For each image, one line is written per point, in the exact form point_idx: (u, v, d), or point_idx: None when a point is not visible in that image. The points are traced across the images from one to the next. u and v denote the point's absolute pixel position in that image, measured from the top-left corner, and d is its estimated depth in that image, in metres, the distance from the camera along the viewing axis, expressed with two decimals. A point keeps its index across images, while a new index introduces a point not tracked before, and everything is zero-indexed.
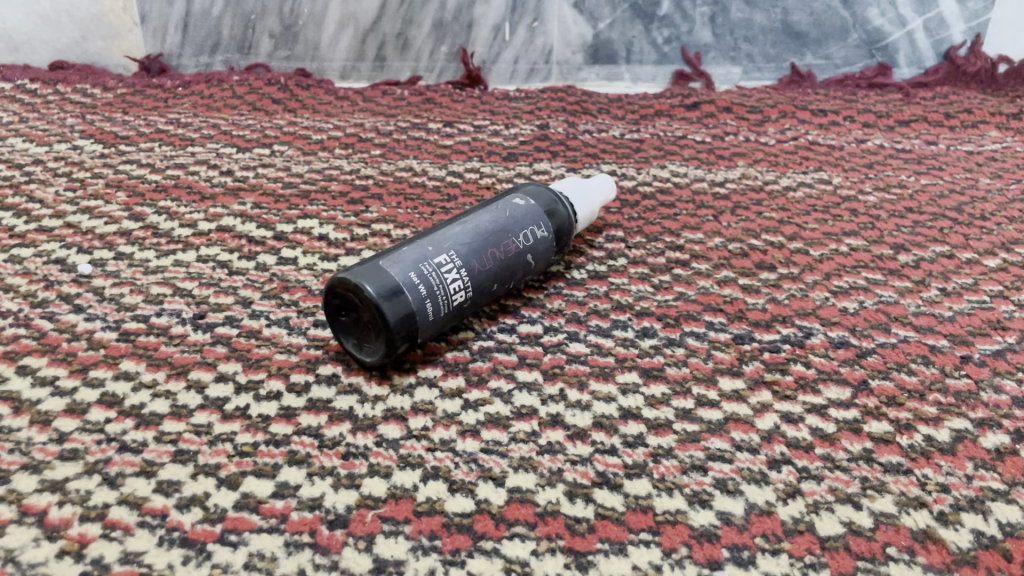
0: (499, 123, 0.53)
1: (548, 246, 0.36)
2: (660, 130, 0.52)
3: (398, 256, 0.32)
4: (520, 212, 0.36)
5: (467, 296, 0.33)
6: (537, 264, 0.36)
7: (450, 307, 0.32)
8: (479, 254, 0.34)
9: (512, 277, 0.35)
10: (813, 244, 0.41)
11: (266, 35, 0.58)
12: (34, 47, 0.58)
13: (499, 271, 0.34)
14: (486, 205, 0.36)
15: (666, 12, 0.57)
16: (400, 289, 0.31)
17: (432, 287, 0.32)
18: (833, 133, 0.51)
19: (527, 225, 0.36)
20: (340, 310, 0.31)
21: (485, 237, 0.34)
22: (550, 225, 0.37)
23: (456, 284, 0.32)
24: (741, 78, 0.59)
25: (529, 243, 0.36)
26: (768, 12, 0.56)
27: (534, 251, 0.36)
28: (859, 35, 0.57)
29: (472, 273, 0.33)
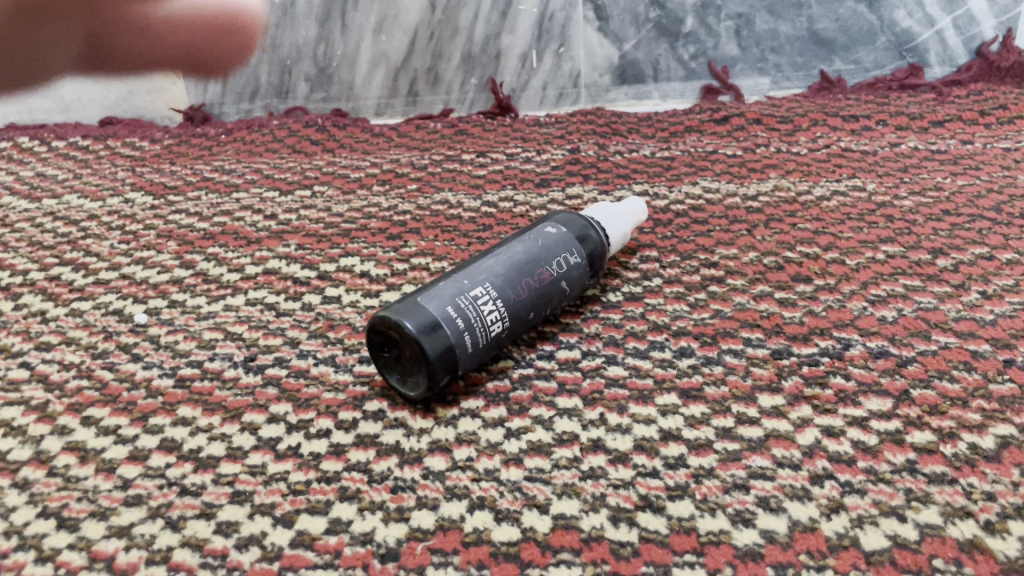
0: (531, 149, 0.54)
1: (583, 271, 0.37)
2: (691, 146, 0.53)
3: (435, 291, 0.33)
4: (553, 240, 0.37)
5: (505, 326, 0.34)
6: (573, 290, 0.37)
7: (488, 339, 0.33)
8: (515, 284, 0.34)
9: (548, 304, 0.36)
10: (849, 253, 0.41)
11: (302, 79, 0.60)
12: (84, 105, 0.61)
13: (535, 300, 0.35)
14: (520, 236, 0.37)
15: (691, 29, 0.57)
16: (438, 323, 0.31)
17: (470, 319, 0.32)
18: (866, 139, 0.51)
19: (560, 252, 0.36)
20: (381, 346, 0.32)
21: (519, 267, 0.35)
22: (583, 252, 0.37)
23: (493, 315, 0.33)
24: (771, 88, 0.59)
25: (564, 270, 0.36)
26: (793, 21, 0.56)
27: (568, 278, 0.36)
28: (887, 37, 0.56)
29: (508, 303, 0.34)
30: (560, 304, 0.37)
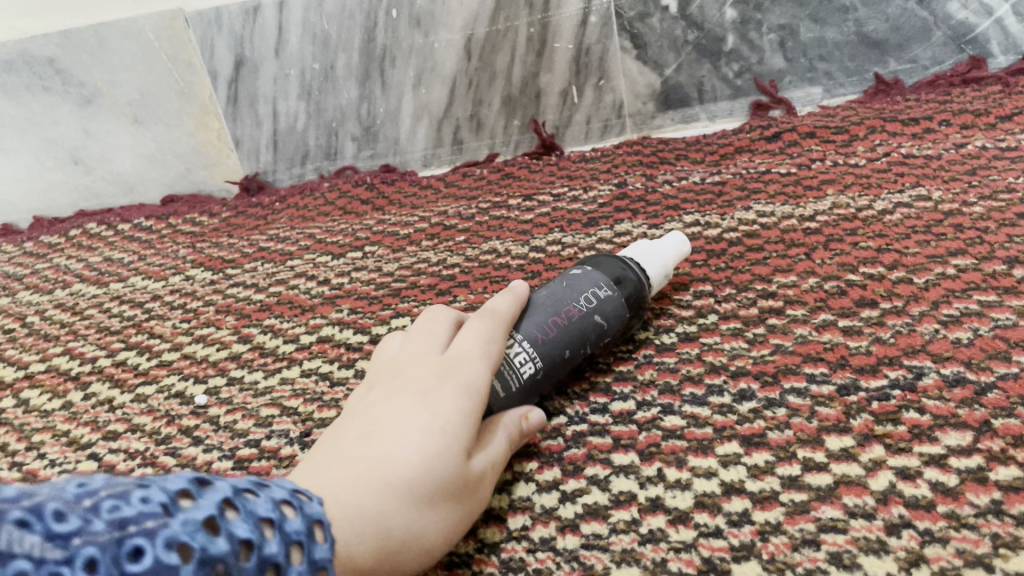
0: (577, 188, 0.53)
1: (624, 302, 0.35)
2: (742, 168, 0.51)
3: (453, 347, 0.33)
4: (583, 279, 0.35)
5: (538, 369, 0.33)
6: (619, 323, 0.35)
7: (518, 385, 0.32)
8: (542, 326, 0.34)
9: (583, 342, 0.34)
10: (916, 271, 0.38)
11: (349, 139, 0.61)
12: (146, 186, 0.64)
13: (569, 338, 0.34)
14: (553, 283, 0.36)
15: (733, 47, 0.55)
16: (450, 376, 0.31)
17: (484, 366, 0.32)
18: (929, 142, 0.48)
19: (586, 288, 0.35)
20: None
21: (540, 311, 0.34)
22: (621, 285, 0.36)
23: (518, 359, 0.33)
24: (824, 97, 0.56)
25: (600, 305, 0.35)
26: (840, 26, 0.54)
27: (602, 311, 0.35)
28: (943, 32, 0.53)
29: (530, 345, 0.33)
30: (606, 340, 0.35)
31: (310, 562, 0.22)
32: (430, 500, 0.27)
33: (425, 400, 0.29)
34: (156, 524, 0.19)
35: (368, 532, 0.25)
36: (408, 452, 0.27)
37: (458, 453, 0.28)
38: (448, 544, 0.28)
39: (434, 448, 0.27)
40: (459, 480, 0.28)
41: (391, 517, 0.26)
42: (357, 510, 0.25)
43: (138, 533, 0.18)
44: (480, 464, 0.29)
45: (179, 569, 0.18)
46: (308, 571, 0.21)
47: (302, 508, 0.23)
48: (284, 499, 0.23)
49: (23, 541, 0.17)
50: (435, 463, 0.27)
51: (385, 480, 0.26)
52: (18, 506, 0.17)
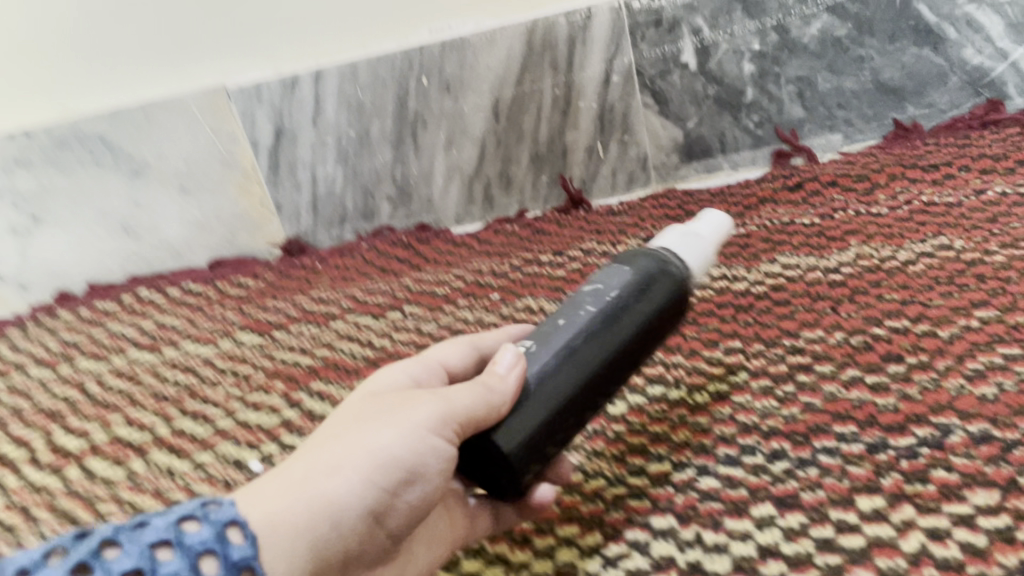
0: (606, 242, 0.55)
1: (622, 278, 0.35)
2: (767, 219, 0.52)
3: None
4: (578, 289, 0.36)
5: (548, 355, 0.32)
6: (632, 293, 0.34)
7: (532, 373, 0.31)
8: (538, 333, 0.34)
9: (575, 304, 0.34)
10: (940, 323, 0.39)
11: (384, 200, 0.64)
12: (193, 250, 0.66)
13: (574, 323, 0.33)
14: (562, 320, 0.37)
15: (753, 98, 0.57)
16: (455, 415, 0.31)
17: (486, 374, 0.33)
18: (949, 189, 0.49)
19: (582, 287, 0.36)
20: (470, 471, 0.31)
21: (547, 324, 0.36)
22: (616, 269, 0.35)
23: (523, 360, 0.32)
24: (844, 143, 0.58)
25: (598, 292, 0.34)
26: (857, 75, 0.55)
27: (588, 284, 0.35)
28: (959, 76, 0.54)
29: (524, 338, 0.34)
30: (623, 310, 0.33)
31: (224, 566, 0.24)
32: (346, 432, 0.29)
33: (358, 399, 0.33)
34: None
35: (282, 479, 0.27)
36: (326, 426, 0.30)
37: (371, 403, 0.31)
38: (390, 443, 0.28)
39: (348, 410, 0.31)
40: (375, 408, 0.30)
41: (308, 459, 0.28)
42: (268, 485, 0.27)
43: None
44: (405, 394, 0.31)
45: None
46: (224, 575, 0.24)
47: (211, 515, 0.25)
48: (187, 515, 0.25)
49: None
50: (347, 413, 0.30)
51: (308, 447, 0.29)
52: None
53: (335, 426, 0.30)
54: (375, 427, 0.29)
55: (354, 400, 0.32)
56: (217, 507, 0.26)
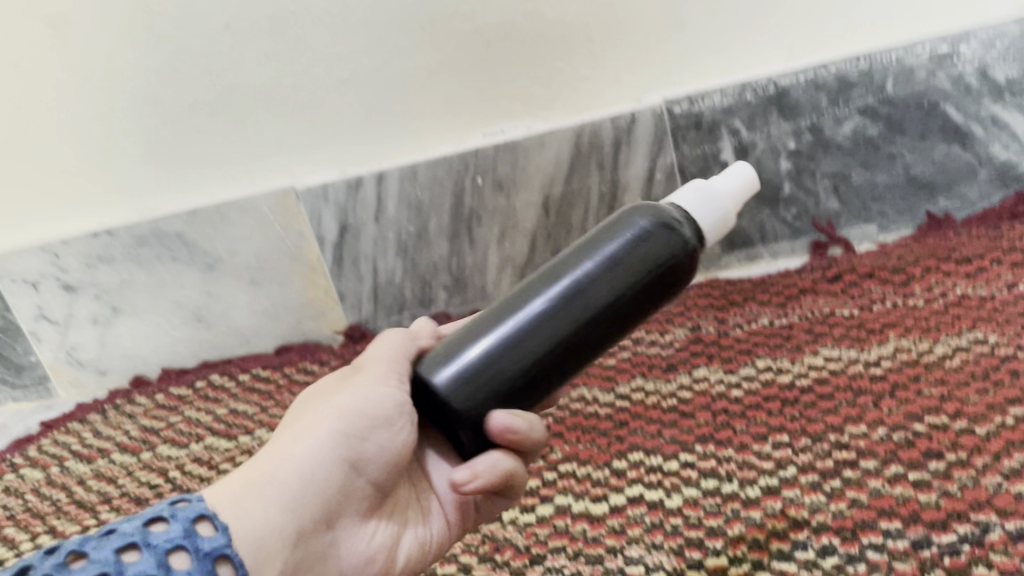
0: (655, 331, 0.59)
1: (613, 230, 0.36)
2: (808, 310, 0.55)
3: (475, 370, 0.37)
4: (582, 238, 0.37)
5: (512, 322, 0.34)
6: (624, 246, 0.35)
7: (489, 339, 0.34)
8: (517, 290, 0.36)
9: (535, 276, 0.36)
10: (977, 420, 0.42)
11: (441, 288, 0.68)
12: (261, 336, 0.71)
13: (550, 288, 0.35)
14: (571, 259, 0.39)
15: (790, 193, 0.61)
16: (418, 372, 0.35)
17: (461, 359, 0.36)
18: (982, 282, 0.52)
19: None
20: (438, 425, 0.35)
21: None
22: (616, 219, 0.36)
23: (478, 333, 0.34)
24: (880, 233, 0.61)
25: (588, 249, 0.36)
26: (889, 170, 0.59)
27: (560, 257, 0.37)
28: (989, 171, 0.57)
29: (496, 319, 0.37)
30: (599, 270, 0.35)
31: (193, 554, 0.28)
32: (311, 418, 0.35)
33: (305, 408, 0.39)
34: None
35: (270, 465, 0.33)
36: (291, 427, 0.36)
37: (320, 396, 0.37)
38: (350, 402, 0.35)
39: (304, 410, 0.37)
40: (327, 397, 0.36)
41: (286, 446, 0.34)
42: (255, 475, 0.33)
43: None
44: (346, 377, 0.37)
45: None
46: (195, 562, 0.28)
47: (177, 515, 0.29)
48: (155, 520, 0.29)
49: None
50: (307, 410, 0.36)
51: (281, 441, 0.35)
52: None
53: (300, 422, 0.36)
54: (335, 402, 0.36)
55: (304, 403, 0.38)
56: (193, 497, 0.31)
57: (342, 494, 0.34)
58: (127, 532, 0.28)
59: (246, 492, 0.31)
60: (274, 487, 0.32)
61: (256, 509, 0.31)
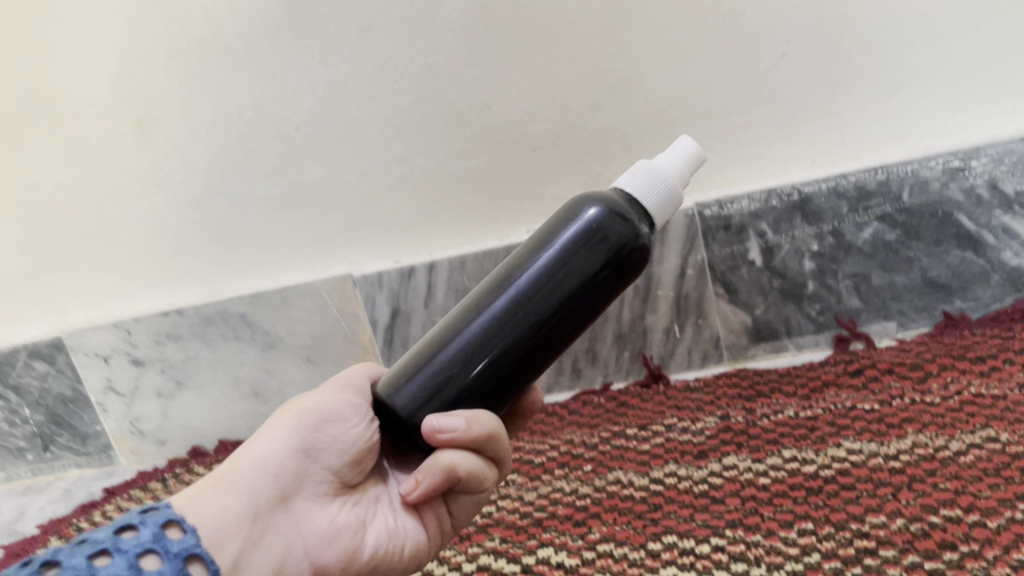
0: (687, 418, 0.62)
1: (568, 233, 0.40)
2: (831, 402, 0.59)
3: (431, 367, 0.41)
4: (534, 237, 0.42)
5: (470, 327, 0.38)
6: (577, 249, 0.39)
7: (452, 344, 0.38)
8: (478, 293, 0.40)
9: (487, 289, 0.40)
10: (990, 514, 0.44)
11: None
12: None
13: (504, 293, 0.39)
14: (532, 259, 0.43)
15: (814, 290, 0.65)
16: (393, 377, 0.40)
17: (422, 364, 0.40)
18: (995, 381, 0.55)
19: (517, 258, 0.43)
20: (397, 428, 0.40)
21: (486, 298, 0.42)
22: (570, 220, 0.41)
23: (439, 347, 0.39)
24: (899, 329, 0.65)
25: (544, 251, 0.40)
26: (907, 272, 0.63)
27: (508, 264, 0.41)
28: (1001, 275, 0.62)
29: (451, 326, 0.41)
30: (553, 272, 0.39)
31: (165, 554, 0.31)
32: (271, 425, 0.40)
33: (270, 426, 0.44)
34: None
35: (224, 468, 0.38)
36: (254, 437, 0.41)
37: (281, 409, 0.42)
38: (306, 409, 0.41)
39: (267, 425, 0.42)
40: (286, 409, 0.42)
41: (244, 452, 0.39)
42: (212, 477, 0.37)
43: None
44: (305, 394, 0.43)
45: None
46: (167, 562, 0.31)
47: (144, 522, 0.32)
48: (122, 528, 0.32)
49: None
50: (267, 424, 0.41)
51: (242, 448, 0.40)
52: None
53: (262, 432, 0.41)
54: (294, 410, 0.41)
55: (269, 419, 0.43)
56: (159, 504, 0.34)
57: (299, 484, 0.39)
58: (94, 541, 0.31)
59: (204, 488, 0.36)
60: (231, 483, 0.37)
61: (215, 501, 0.36)
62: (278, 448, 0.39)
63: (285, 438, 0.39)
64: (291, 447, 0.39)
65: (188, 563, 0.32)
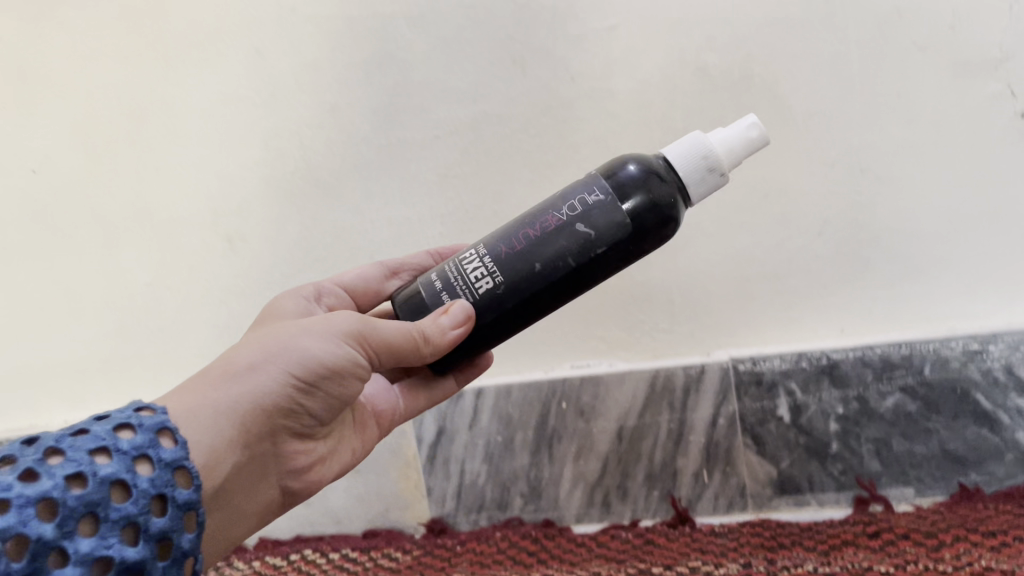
0: (710, 562, 0.67)
1: (598, 211, 0.49)
2: (849, 561, 0.63)
3: (447, 275, 0.52)
4: (594, 202, 0.50)
5: (513, 283, 0.50)
6: (616, 249, 0.49)
7: (493, 287, 0.50)
8: (512, 235, 0.51)
9: (542, 243, 0.50)
10: None
11: (518, 495, 0.76)
12: (351, 518, 0.80)
13: (552, 262, 0.49)
14: (557, 197, 0.52)
15: (838, 450, 0.69)
16: (433, 277, 0.53)
17: (451, 283, 0.52)
18: (1005, 556, 0.59)
19: (574, 199, 0.51)
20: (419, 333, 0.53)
21: (524, 225, 0.51)
22: (606, 200, 0.50)
23: (482, 279, 0.50)
24: (916, 495, 0.69)
25: (595, 229, 0.49)
26: (926, 443, 0.67)
27: (572, 217, 0.50)
28: (1014, 453, 0.66)
29: (493, 253, 0.51)
30: (572, 252, 0.49)
31: (156, 462, 0.41)
32: (266, 360, 0.49)
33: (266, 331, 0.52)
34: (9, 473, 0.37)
35: (217, 395, 0.47)
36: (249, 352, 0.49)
37: (280, 333, 0.50)
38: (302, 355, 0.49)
39: (264, 344, 0.50)
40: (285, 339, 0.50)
41: (237, 381, 0.48)
42: (209, 402, 0.47)
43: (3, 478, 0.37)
44: (305, 326, 0.51)
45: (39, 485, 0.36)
46: (156, 471, 0.41)
47: (142, 427, 0.42)
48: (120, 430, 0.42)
49: None
50: (264, 348, 0.49)
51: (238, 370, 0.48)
52: None
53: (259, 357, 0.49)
54: (291, 353, 0.49)
55: (267, 336, 0.50)
56: (155, 409, 0.44)
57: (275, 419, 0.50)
58: (98, 438, 0.40)
59: (202, 406, 0.46)
60: (220, 409, 0.47)
61: (207, 423, 0.46)
62: (269, 390, 0.48)
63: (275, 380, 0.48)
64: (278, 389, 0.49)
65: (173, 473, 0.42)
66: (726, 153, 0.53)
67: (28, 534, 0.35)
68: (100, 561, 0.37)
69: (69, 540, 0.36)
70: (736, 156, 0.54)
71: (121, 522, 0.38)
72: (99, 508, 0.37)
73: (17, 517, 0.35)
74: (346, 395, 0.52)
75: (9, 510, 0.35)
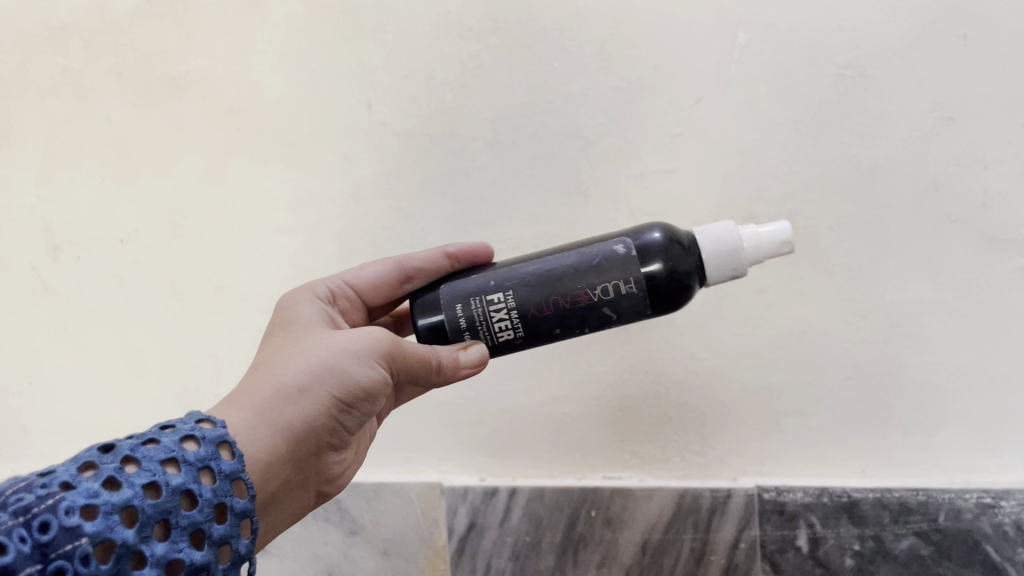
0: None
1: (624, 300, 0.57)
2: None
3: (469, 311, 0.59)
4: (621, 290, 0.57)
5: (531, 337, 0.59)
6: (627, 322, 0.59)
7: (513, 336, 0.59)
8: (540, 295, 0.58)
9: (566, 314, 0.57)
10: None
11: None
12: None
13: (571, 329, 0.58)
14: (589, 261, 0.58)
15: None
16: (457, 310, 0.60)
17: (473, 322, 0.59)
18: None
19: (602, 280, 0.57)
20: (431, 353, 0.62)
21: (551, 291, 0.57)
22: (630, 289, 0.57)
23: (505, 328, 0.59)
24: None
25: (615, 313, 0.57)
26: None
27: (596, 298, 0.57)
28: None
29: (517, 309, 0.58)
30: (590, 324, 0.58)
31: (217, 474, 0.47)
32: (315, 380, 0.55)
33: (301, 348, 0.58)
34: (96, 480, 0.41)
35: (272, 412, 0.53)
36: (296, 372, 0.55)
37: (321, 354, 0.56)
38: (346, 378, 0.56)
39: (310, 364, 0.56)
40: (329, 362, 0.56)
41: (289, 398, 0.54)
42: (267, 418, 0.53)
43: (91, 484, 0.41)
44: (344, 347, 0.57)
45: (124, 494, 0.41)
46: (218, 482, 0.46)
47: (203, 441, 0.47)
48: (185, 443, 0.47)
49: (47, 497, 0.39)
50: (310, 369, 0.55)
51: (289, 387, 0.54)
52: (36, 492, 0.39)
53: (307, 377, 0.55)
54: (335, 374, 0.56)
55: (308, 356, 0.56)
56: (215, 422, 0.49)
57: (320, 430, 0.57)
58: (169, 451, 0.45)
59: (261, 422, 0.52)
60: (279, 426, 0.53)
61: (268, 439, 0.52)
62: (316, 409, 0.55)
63: (322, 400, 0.55)
64: (324, 406, 0.55)
65: (230, 484, 0.47)
66: (750, 248, 0.59)
67: (114, 539, 0.39)
68: (171, 563, 0.42)
69: (147, 544, 0.41)
70: (760, 253, 0.60)
71: (188, 529, 0.43)
72: (172, 516, 0.43)
73: (105, 523, 0.39)
74: (373, 410, 0.60)
75: (97, 516, 0.40)
